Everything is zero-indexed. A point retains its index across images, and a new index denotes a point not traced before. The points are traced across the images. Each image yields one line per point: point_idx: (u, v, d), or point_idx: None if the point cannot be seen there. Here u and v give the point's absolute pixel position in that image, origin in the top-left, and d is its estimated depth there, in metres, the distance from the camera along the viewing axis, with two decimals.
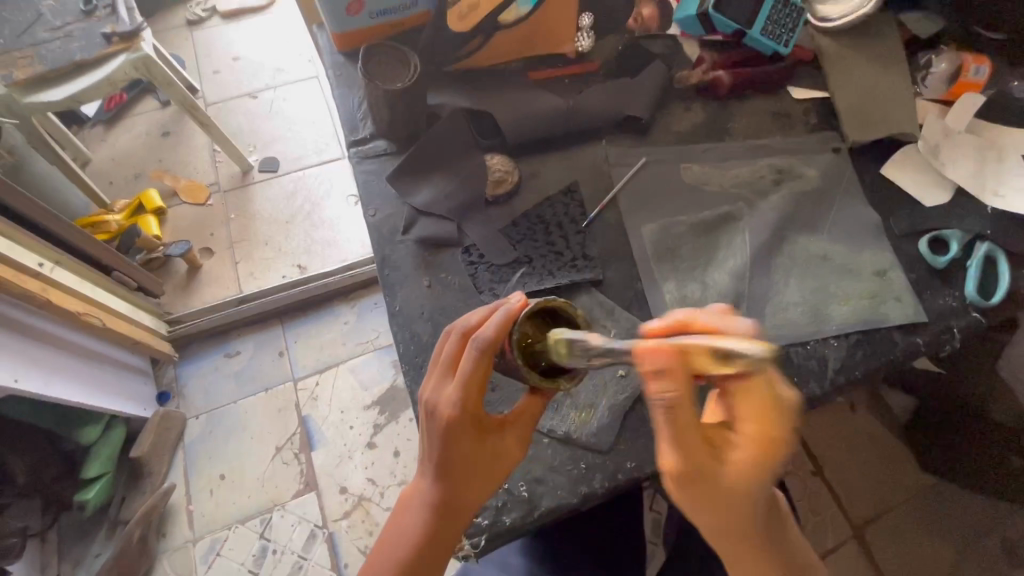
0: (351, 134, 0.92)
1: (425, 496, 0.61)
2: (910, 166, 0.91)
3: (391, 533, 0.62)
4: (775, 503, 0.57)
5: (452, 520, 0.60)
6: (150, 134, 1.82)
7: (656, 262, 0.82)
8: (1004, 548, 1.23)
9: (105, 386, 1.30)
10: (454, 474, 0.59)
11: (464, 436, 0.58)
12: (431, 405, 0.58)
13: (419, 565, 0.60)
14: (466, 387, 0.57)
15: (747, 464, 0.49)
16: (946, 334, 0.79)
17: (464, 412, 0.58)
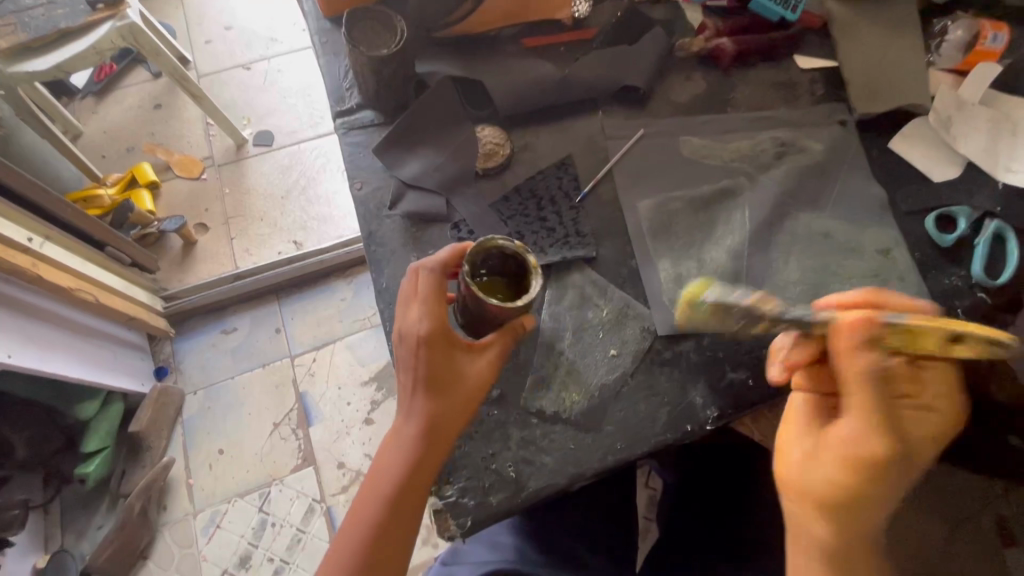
0: (338, 104, 0.89)
1: (406, 427, 0.63)
2: (919, 139, 0.87)
3: (375, 471, 0.64)
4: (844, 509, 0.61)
5: (434, 447, 0.63)
6: (141, 106, 1.77)
7: (651, 239, 0.80)
8: (996, 527, 1.21)
9: (101, 361, 1.29)
10: (430, 397, 0.63)
11: (432, 354, 0.63)
12: (402, 331, 0.64)
13: (404, 495, 0.62)
14: (431, 310, 0.64)
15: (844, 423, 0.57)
16: (950, 315, 0.77)
17: (433, 332, 0.63)
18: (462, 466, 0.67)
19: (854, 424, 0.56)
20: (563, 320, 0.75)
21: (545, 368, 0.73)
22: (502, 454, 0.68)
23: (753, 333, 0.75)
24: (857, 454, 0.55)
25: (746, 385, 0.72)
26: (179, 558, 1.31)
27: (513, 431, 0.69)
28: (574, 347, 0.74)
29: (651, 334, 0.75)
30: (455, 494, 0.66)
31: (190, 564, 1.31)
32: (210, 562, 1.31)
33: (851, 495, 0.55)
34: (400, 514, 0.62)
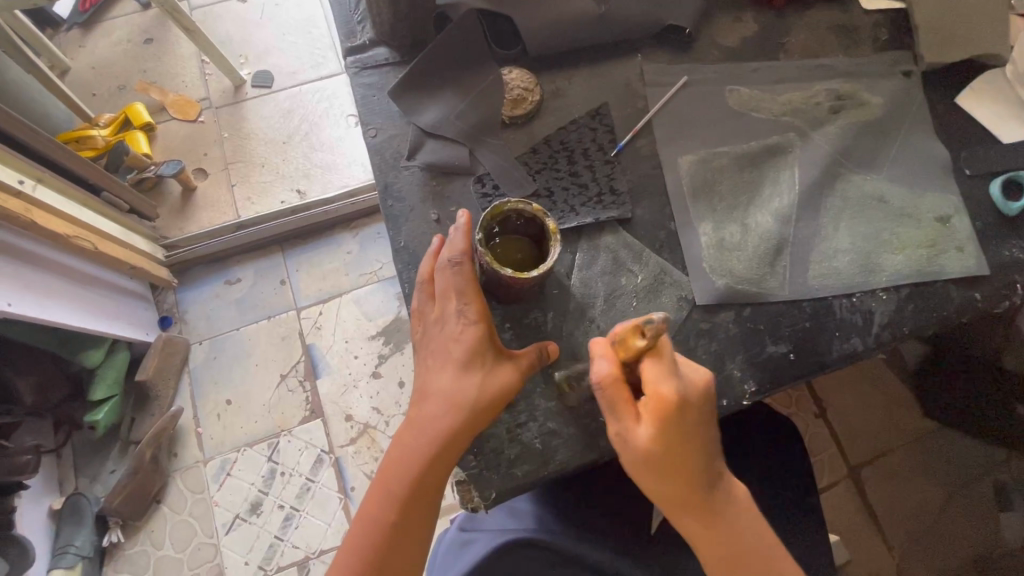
0: (348, 40, 0.80)
1: (427, 424, 0.59)
2: (991, 95, 0.79)
3: (388, 467, 0.59)
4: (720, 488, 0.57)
5: (454, 450, 0.59)
6: (130, 40, 1.65)
7: (691, 200, 0.73)
8: (994, 491, 1.21)
9: (104, 310, 1.25)
10: (452, 392, 0.59)
11: (463, 349, 0.60)
12: (438, 321, 0.61)
13: (416, 498, 0.58)
14: (467, 304, 0.60)
15: (653, 425, 0.55)
16: (1008, 289, 0.71)
17: (469, 329, 0.60)
18: (486, 437, 0.64)
19: (643, 435, 0.55)
20: (594, 285, 0.70)
21: (575, 337, 0.68)
22: (528, 425, 0.65)
23: (797, 304, 0.70)
24: (658, 460, 0.55)
25: (787, 359, 0.68)
26: (192, 503, 1.32)
27: (540, 401, 0.66)
28: (606, 314, 0.69)
29: (688, 303, 0.70)
30: (478, 465, 0.63)
31: (202, 509, 1.32)
32: (221, 508, 1.32)
33: (677, 494, 0.56)
34: (411, 516, 0.58)
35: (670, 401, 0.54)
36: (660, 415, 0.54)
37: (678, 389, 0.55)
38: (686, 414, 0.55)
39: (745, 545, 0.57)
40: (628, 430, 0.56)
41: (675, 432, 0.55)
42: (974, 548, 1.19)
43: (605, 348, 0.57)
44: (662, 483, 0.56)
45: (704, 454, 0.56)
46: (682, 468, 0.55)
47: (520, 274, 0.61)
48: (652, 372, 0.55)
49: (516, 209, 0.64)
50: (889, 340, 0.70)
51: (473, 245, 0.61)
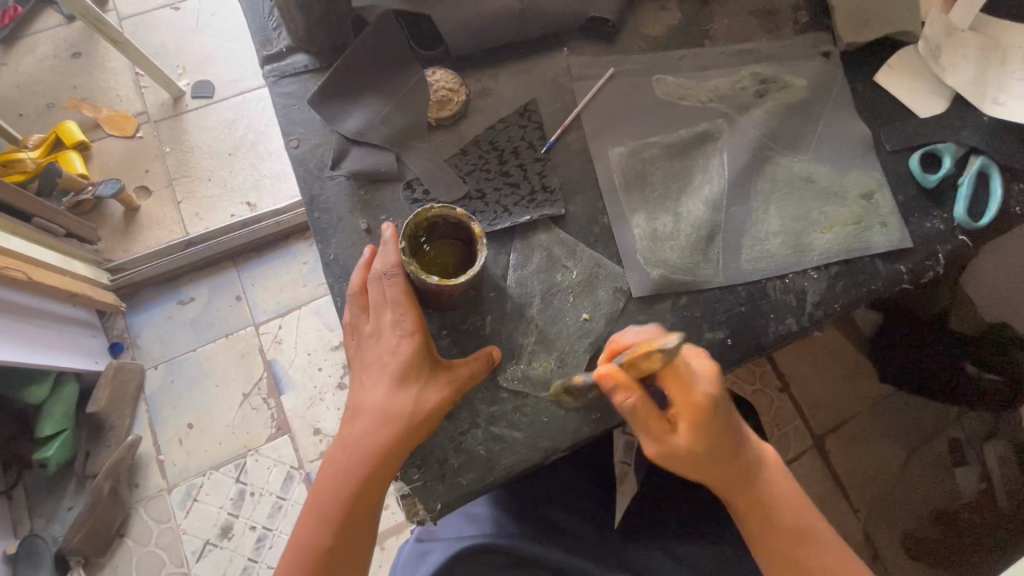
0: (265, 48, 0.77)
1: (360, 442, 0.57)
2: (906, 72, 0.81)
3: (321, 488, 0.58)
4: (755, 469, 0.63)
5: (389, 466, 0.57)
6: (57, 55, 1.56)
7: (623, 192, 0.73)
8: (949, 448, 1.21)
9: (45, 342, 1.19)
10: (386, 409, 0.57)
11: (398, 364, 0.58)
12: (374, 336, 0.60)
13: (350, 519, 0.57)
14: (402, 315, 0.59)
15: (692, 432, 0.59)
16: (931, 259, 0.73)
17: (403, 341, 0.58)
18: (430, 447, 0.63)
19: (682, 446, 0.60)
20: (530, 284, 0.69)
21: (516, 339, 0.67)
22: (472, 432, 0.64)
23: (733, 289, 0.71)
24: (700, 461, 0.60)
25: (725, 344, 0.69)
26: (158, 533, 1.28)
27: (481, 407, 0.65)
28: (544, 312, 0.68)
29: (625, 295, 0.70)
30: (421, 477, 0.62)
31: (170, 538, 1.28)
32: (190, 535, 1.28)
33: (726, 477, 0.62)
34: (349, 535, 0.57)
35: (707, 402, 0.59)
36: (694, 421, 0.59)
37: (704, 392, 0.60)
38: (716, 413, 0.60)
39: (785, 511, 0.63)
40: (667, 443, 0.60)
41: (707, 432, 0.60)
42: (934, 503, 1.19)
43: (605, 368, 0.59)
44: (706, 476, 0.61)
45: (735, 444, 0.62)
46: (725, 454, 0.61)
47: (447, 281, 0.60)
48: (677, 386, 0.60)
49: (439, 211, 0.61)
50: (823, 318, 0.71)
51: (402, 257, 0.60)
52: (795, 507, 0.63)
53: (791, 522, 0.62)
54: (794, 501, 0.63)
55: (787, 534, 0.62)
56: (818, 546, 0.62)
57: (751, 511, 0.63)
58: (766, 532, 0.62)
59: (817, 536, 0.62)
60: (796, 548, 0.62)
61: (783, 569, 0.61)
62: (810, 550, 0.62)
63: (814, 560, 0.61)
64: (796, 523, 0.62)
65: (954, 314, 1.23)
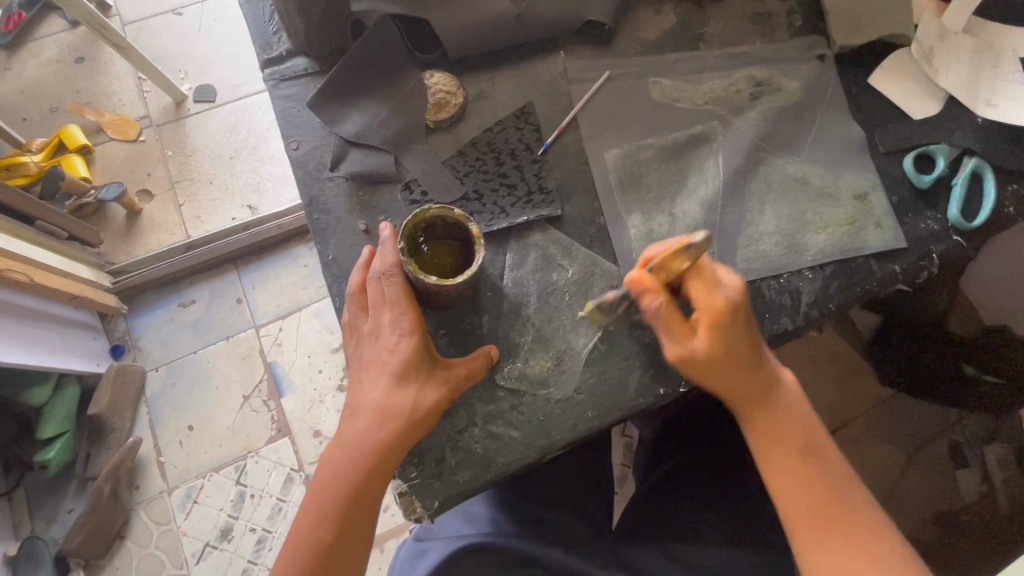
0: (265, 52, 0.78)
1: (360, 439, 0.58)
2: (899, 74, 0.82)
3: (320, 485, 0.58)
4: (771, 384, 0.64)
5: (389, 463, 0.58)
6: (61, 59, 1.58)
7: (619, 193, 0.74)
8: (949, 450, 1.23)
9: (47, 344, 1.19)
10: (386, 406, 0.58)
11: (397, 360, 0.59)
12: (374, 334, 0.61)
13: (350, 517, 0.57)
14: (401, 315, 0.59)
15: (716, 336, 0.61)
16: (925, 260, 0.74)
17: (402, 341, 0.59)
18: (428, 446, 0.64)
19: (704, 345, 0.61)
20: (526, 284, 0.70)
21: (513, 339, 0.68)
22: (470, 430, 0.64)
23: None
24: (718, 364, 0.61)
25: None
26: (158, 536, 1.28)
27: (478, 406, 0.65)
28: (540, 312, 0.69)
29: None
30: (419, 475, 0.63)
31: (169, 540, 1.28)
32: (190, 537, 1.28)
33: (743, 388, 0.63)
34: (349, 531, 0.57)
35: (729, 306, 0.61)
36: (717, 324, 0.60)
37: (727, 298, 0.61)
38: (738, 319, 0.61)
39: (797, 428, 0.63)
40: (689, 345, 0.61)
41: (730, 337, 0.61)
42: (936, 505, 1.20)
43: (634, 269, 0.61)
44: (726, 381, 0.62)
45: (755, 355, 0.63)
46: (745, 362, 0.62)
47: (445, 281, 0.60)
48: (701, 289, 0.61)
49: (437, 211, 0.62)
50: (817, 318, 0.72)
51: (400, 257, 0.61)
52: (807, 424, 0.64)
53: (804, 442, 0.63)
54: (807, 421, 0.64)
55: (799, 454, 0.62)
56: (830, 475, 0.62)
57: (764, 424, 0.63)
58: (781, 446, 0.62)
59: (829, 463, 0.62)
60: (811, 470, 0.62)
61: (794, 484, 0.61)
62: (821, 476, 0.61)
63: (829, 485, 0.61)
64: (806, 446, 0.63)
65: (954, 316, 1.23)
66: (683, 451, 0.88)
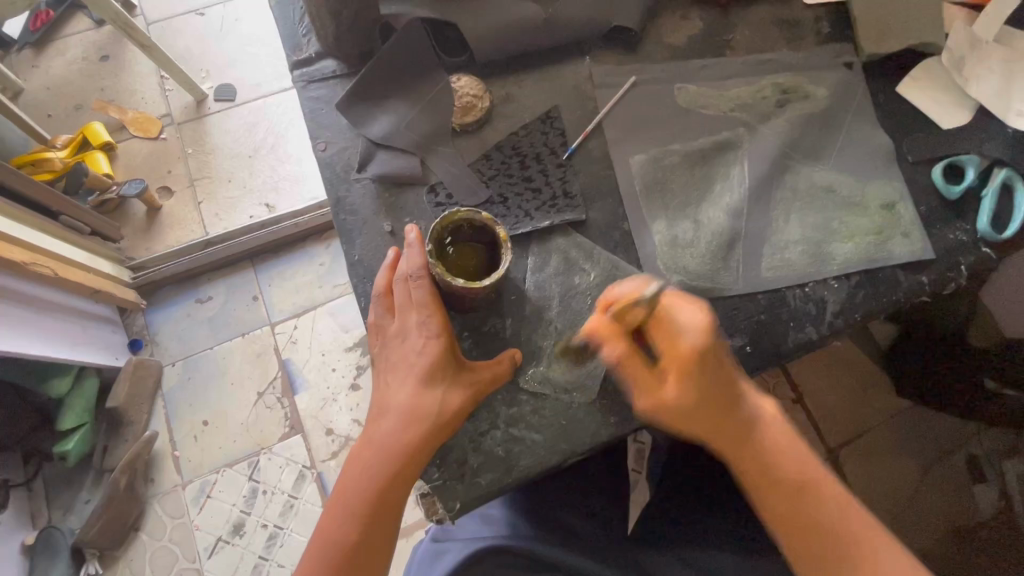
0: (295, 54, 0.79)
1: (386, 440, 0.58)
2: (929, 83, 0.81)
3: (346, 485, 0.59)
4: (749, 419, 0.61)
5: (414, 465, 0.58)
6: (86, 58, 1.61)
7: (644, 199, 0.74)
8: (968, 463, 1.22)
9: (68, 337, 1.21)
10: (413, 408, 0.58)
11: (424, 363, 0.59)
12: (402, 336, 0.61)
13: (376, 516, 0.57)
14: (428, 317, 0.60)
15: (679, 381, 0.59)
16: (954, 271, 0.73)
17: (430, 343, 0.59)
18: (450, 447, 0.64)
19: (672, 394, 0.59)
20: (548, 288, 0.70)
21: (535, 342, 0.68)
22: (492, 433, 0.65)
23: (753, 296, 0.71)
24: (690, 411, 0.59)
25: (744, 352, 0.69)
26: (171, 529, 1.30)
27: (501, 409, 0.66)
28: (562, 316, 0.69)
29: None
30: (441, 476, 0.63)
31: (182, 534, 1.29)
32: (203, 531, 1.30)
33: (720, 427, 0.60)
34: (375, 531, 0.57)
35: (692, 353, 0.59)
36: (680, 372, 0.59)
37: (690, 341, 0.59)
38: (704, 361, 0.59)
39: (783, 463, 0.59)
40: (656, 394, 0.60)
41: (698, 381, 0.59)
42: (952, 518, 1.18)
43: (593, 319, 0.61)
44: (702, 423, 0.60)
45: (726, 393, 0.60)
46: (719, 406, 0.60)
47: (472, 283, 0.61)
48: (663, 336, 0.60)
49: (466, 214, 0.63)
50: (842, 327, 0.71)
51: (428, 258, 0.61)
52: (794, 455, 0.60)
53: (793, 473, 0.59)
54: (795, 452, 0.60)
55: (790, 488, 0.58)
56: (829, 512, 0.58)
57: (749, 463, 0.60)
58: (766, 481, 0.59)
59: (824, 490, 0.58)
60: (803, 503, 0.58)
61: (789, 520, 0.58)
62: (820, 513, 0.58)
63: (824, 517, 0.57)
64: (802, 483, 0.59)
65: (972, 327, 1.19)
66: (701, 458, 0.88)
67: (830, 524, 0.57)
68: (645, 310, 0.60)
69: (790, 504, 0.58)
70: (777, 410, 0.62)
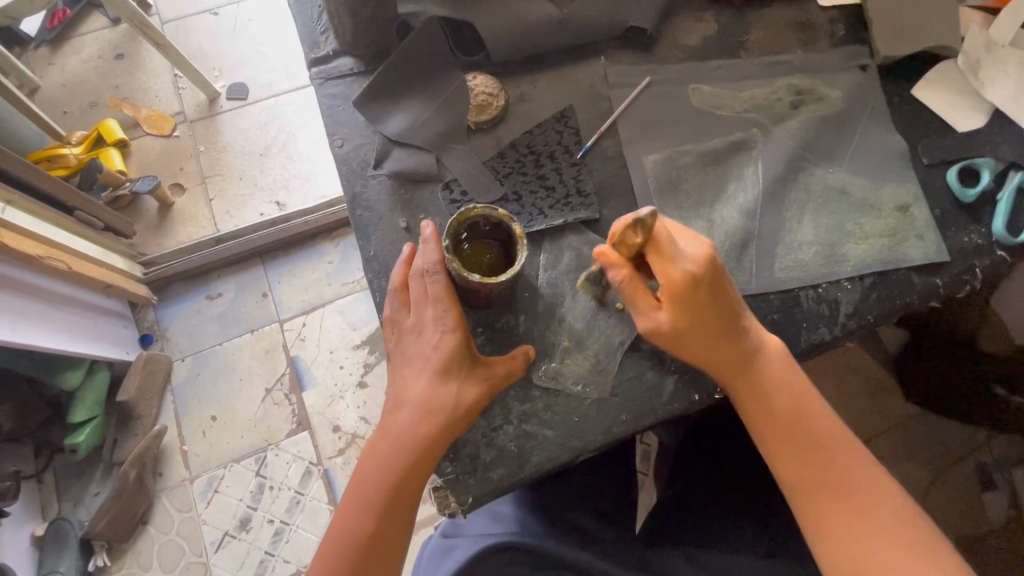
0: (312, 51, 0.80)
1: (402, 432, 0.59)
2: (944, 86, 0.81)
3: (362, 477, 0.59)
4: (751, 349, 0.62)
5: (430, 457, 0.59)
6: (101, 56, 1.63)
7: (657, 198, 0.74)
8: (978, 471, 1.21)
9: (81, 330, 1.23)
10: (429, 401, 0.59)
11: (440, 356, 0.60)
12: (418, 330, 0.61)
13: (391, 507, 0.58)
14: (444, 312, 0.60)
15: (679, 307, 0.60)
16: (968, 274, 0.73)
17: (445, 337, 0.60)
18: (463, 442, 0.64)
19: (668, 319, 0.60)
20: (560, 285, 0.70)
21: (547, 340, 0.68)
22: (505, 428, 0.65)
23: (766, 296, 0.71)
24: (688, 335, 0.61)
25: None
26: (179, 523, 1.31)
27: (514, 405, 0.66)
28: (575, 313, 0.69)
29: None
30: (454, 470, 0.63)
31: (190, 528, 1.30)
32: (210, 526, 1.30)
33: (722, 357, 0.62)
34: (390, 522, 0.58)
35: (689, 278, 0.59)
36: (677, 296, 0.59)
37: (688, 267, 0.59)
38: (703, 286, 0.59)
39: (782, 395, 0.62)
40: (654, 317, 0.61)
41: (695, 307, 0.60)
42: (962, 526, 1.18)
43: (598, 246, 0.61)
44: (702, 350, 0.62)
45: (725, 319, 0.61)
46: (716, 327, 0.61)
47: (488, 279, 0.61)
48: (660, 260, 0.60)
49: (483, 210, 0.63)
50: (855, 329, 0.71)
51: (444, 254, 0.62)
52: (793, 389, 0.62)
53: (789, 407, 0.62)
54: (794, 385, 0.63)
55: (787, 420, 0.62)
56: (825, 438, 0.61)
57: (750, 394, 0.62)
58: (764, 411, 0.62)
59: (818, 422, 0.62)
60: (800, 435, 0.61)
61: (786, 449, 0.61)
62: (811, 441, 0.61)
63: (822, 449, 0.61)
64: (793, 409, 0.62)
65: (984, 331, 1.18)
66: (710, 458, 0.88)
67: (825, 452, 0.61)
68: (642, 237, 0.59)
69: (789, 435, 0.61)
70: (778, 345, 0.64)
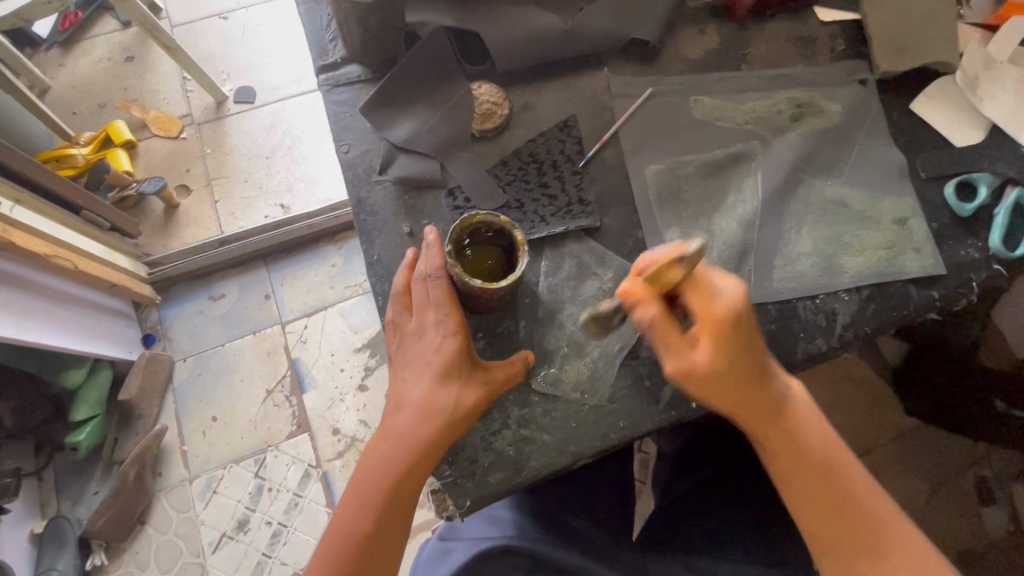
0: (321, 58, 0.81)
1: (402, 434, 0.60)
2: (942, 101, 0.82)
3: (360, 478, 0.60)
4: (781, 396, 0.62)
5: (428, 460, 0.60)
6: (111, 58, 1.65)
7: (658, 208, 0.75)
8: (976, 485, 1.21)
9: (86, 330, 1.24)
10: (429, 404, 0.60)
11: (440, 360, 0.60)
12: (419, 334, 0.62)
13: (390, 510, 0.59)
14: (445, 316, 0.61)
15: (716, 347, 0.59)
16: (964, 288, 0.74)
17: (446, 341, 0.61)
18: (462, 445, 0.65)
19: (704, 359, 0.59)
20: (561, 292, 0.71)
21: (546, 346, 0.69)
22: (504, 433, 0.66)
23: (763, 306, 0.72)
24: (721, 378, 0.59)
25: None
26: (177, 523, 1.31)
27: (513, 409, 0.67)
28: (575, 320, 0.70)
29: None
30: (453, 473, 0.64)
31: (188, 528, 1.31)
32: (208, 526, 1.31)
33: (750, 401, 0.61)
34: (388, 523, 0.59)
35: (730, 315, 0.59)
36: (715, 333, 0.59)
37: (725, 305, 0.59)
38: (740, 325, 0.59)
39: (810, 443, 0.62)
40: (689, 358, 0.59)
41: (730, 347, 0.59)
42: (960, 542, 1.18)
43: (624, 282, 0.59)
44: (734, 395, 0.60)
45: (757, 361, 0.61)
46: (749, 374, 0.60)
47: (489, 285, 0.62)
48: (699, 297, 0.60)
49: (484, 217, 0.64)
50: (852, 340, 0.72)
51: (446, 259, 0.63)
52: (820, 440, 0.62)
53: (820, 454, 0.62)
54: (821, 434, 0.62)
55: (817, 471, 0.61)
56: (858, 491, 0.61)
57: (777, 441, 0.62)
58: (793, 460, 0.61)
59: (848, 475, 0.61)
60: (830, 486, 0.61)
61: (813, 502, 0.61)
62: (841, 488, 0.61)
63: (850, 503, 0.60)
64: (826, 459, 0.61)
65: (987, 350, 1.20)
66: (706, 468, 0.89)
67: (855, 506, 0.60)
68: (681, 271, 0.59)
69: (818, 486, 0.61)
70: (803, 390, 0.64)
